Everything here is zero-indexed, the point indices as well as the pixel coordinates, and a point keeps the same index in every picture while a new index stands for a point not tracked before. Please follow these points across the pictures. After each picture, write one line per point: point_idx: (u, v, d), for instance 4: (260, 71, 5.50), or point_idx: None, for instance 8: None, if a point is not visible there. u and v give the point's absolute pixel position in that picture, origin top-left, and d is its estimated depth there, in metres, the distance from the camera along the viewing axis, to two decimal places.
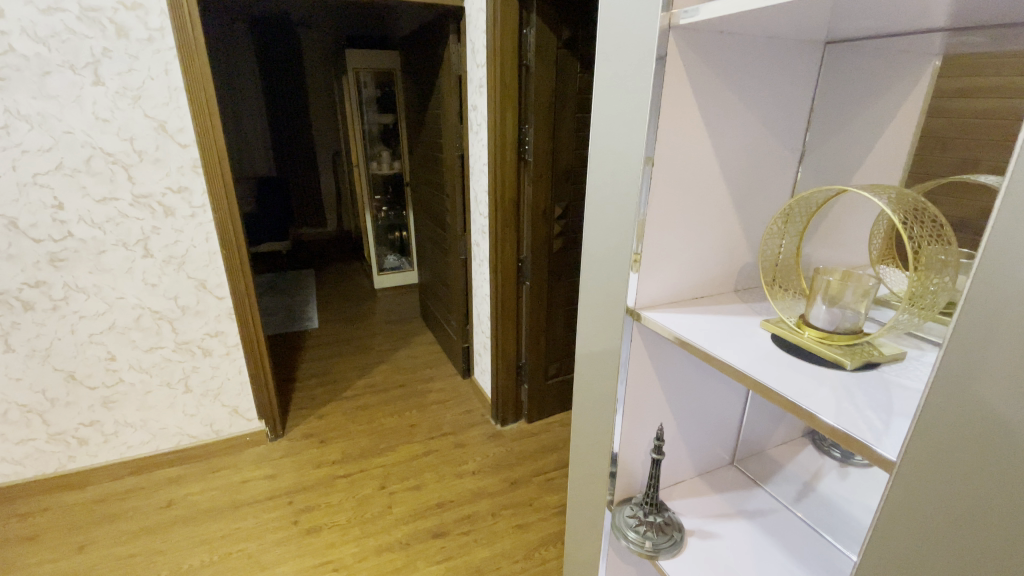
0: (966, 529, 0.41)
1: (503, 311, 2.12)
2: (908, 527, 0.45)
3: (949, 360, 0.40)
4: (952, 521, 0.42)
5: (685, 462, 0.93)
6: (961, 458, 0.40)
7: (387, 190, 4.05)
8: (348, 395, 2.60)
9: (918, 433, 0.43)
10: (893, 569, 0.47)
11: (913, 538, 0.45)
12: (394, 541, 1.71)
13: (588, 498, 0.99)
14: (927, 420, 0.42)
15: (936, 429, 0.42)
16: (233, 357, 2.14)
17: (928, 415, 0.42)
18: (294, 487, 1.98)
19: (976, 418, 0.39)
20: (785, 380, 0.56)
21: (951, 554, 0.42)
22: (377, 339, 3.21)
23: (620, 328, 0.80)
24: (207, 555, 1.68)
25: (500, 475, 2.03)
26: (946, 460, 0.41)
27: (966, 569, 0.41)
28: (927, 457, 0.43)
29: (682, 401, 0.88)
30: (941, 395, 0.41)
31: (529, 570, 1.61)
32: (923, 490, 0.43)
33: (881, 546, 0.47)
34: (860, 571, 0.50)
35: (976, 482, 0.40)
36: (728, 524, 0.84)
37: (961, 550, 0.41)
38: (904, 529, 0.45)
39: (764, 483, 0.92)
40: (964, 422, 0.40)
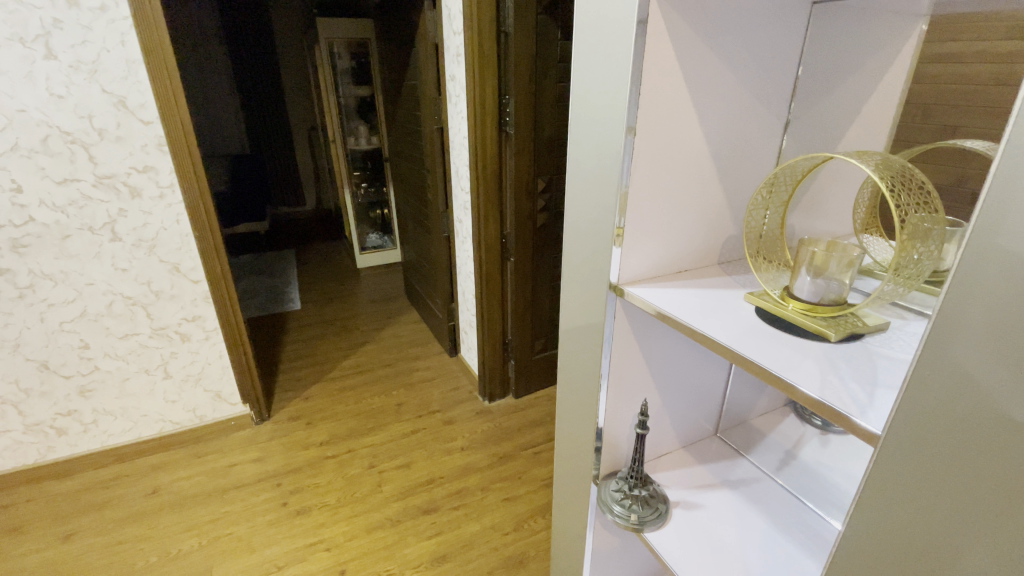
0: (950, 500, 0.41)
1: (487, 287, 2.10)
2: (893, 496, 0.44)
3: (936, 332, 0.39)
4: (936, 490, 0.41)
5: (669, 434, 0.93)
6: (948, 433, 0.40)
7: (365, 166, 3.94)
8: (334, 375, 2.58)
9: (904, 406, 0.42)
10: (877, 536, 0.47)
11: (897, 507, 0.44)
12: (386, 519, 1.73)
13: (574, 474, 0.99)
14: (913, 394, 0.41)
15: (923, 403, 0.41)
16: (213, 341, 2.09)
17: (913, 389, 0.41)
18: (283, 469, 1.97)
19: (961, 392, 0.38)
20: (770, 354, 0.55)
21: (935, 525, 0.42)
22: (362, 319, 3.17)
23: (604, 304, 0.79)
24: (197, 539, 1.67)
25: (488, 451, 2.04)
26: (931, 433, 0.41)
27: (948, 534, 0.42)
28: (912, 429, 0.42)
29: (666, 376, 0.87)
30: (926, 366, 0.40)
31: (518, 541, 1.64)
32: (910, 462, 0.43)
33: (865, 518, 0.47)
34: (844, 539, 0.50)
35: (962, 455, 0.39)
36: (711, 494, 0.85)
37: (944, 518, 0.42)
38: (890, 502, 0.45)
39: (747, 453, 0.93)
40: (949, 396, 0.39)
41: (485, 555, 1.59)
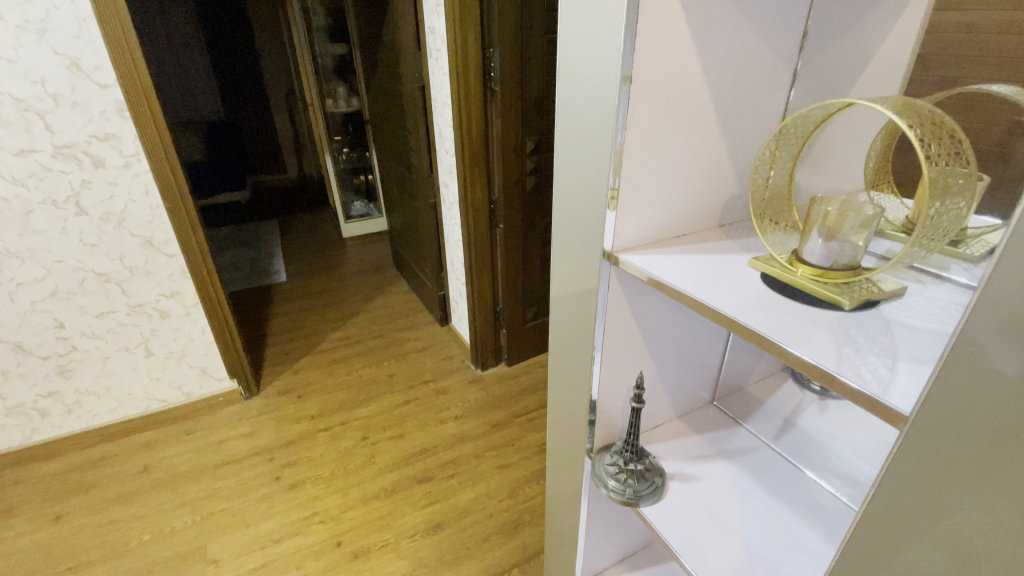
0: (977, 501, 0.37)
1: (476, 255, 2.04)
2: (912, 494, 0.40)
3: (979, 315, 0.34)
4: (963, 491, 0.37)
5: (665, 404, 0.90)
6: (984, 432, 0.35)
7: (347, 130, 3.78)
8: (324, 347, 2.54)
9: (932, 400, 0.37)
10: (891, 534, 0.43)
11: (916, 506, 0.40)
12: (380, 489, 1.72)
13: (566, 447, 0.96)
14: (943, 387, 0.36)
15: (954, 396, 0.36)
16: (194, 317, 2.03)
17: (943, 381, 0.36)
18: (275, 444, 1.95)
19: (1000, 386, 0.34)
20: (778, 325, 0.50)
21: (958, 527, 0.38)
22: (350, 290, 3.10)
23: (597, 273, 0.73)
24: (190, 516, 1.65)
25: (481, 419, 2.03)
26: (960, 430, 0.36)
27: (973, 536, 0.38)
28: (938, 424, 0.37)
29: (662, 346, 0.83)
30: (960, 356, 0.35)
31: (513, 507, 1.65)
32: (933, 459, 0.38)
33: (875, 513, 0.43)
34: (854, 535, 0.46)
35: (995, 453, 0.35)
36: (709, 465, 0.82)
37: (970, 521, 0.37)
38: (907, 501, 0.41)
39: (745, 421, 0.90)
40: (986, 389, 0.34)
41: (481, 522, 1.60)
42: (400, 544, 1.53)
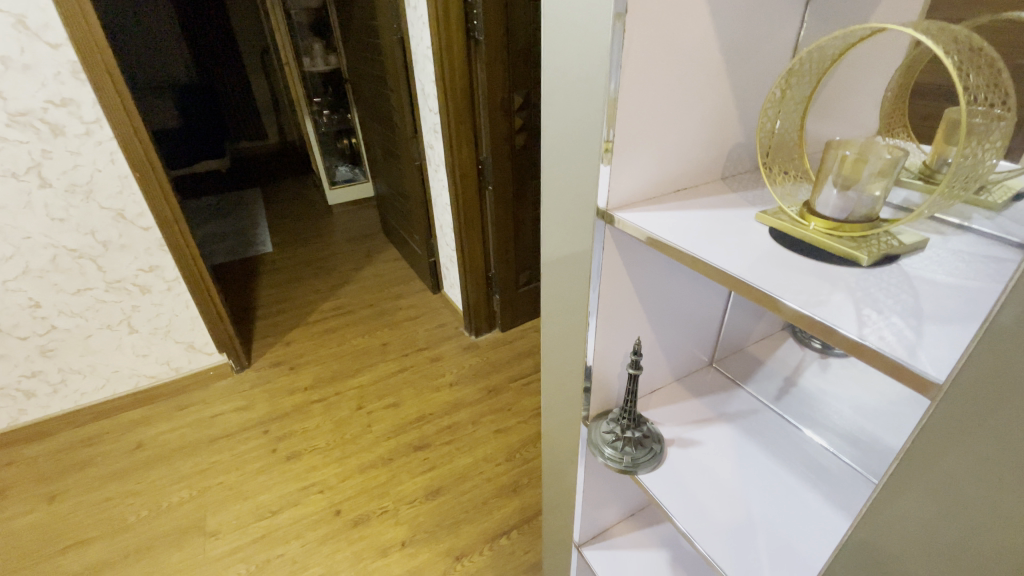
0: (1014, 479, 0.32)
1: (465, 219, 1.97)
2: (940, 469, 0.36)
3: None
4: (1001, 468, 0.33)
5: (663, 368, 0.86)
6: None
7: (326, 91, 3.59)
8: (314, 317, 2.47)
9: (972, 367, 0.32)
10: (913, 511, 0.39)
11: (942, 482, 0.36)
12: (377, 458, 1.71)
13: (561, 414, 0.93)
14: (986, 353, 0.31)
15: (998, 362, 0.31)
16: (176, 292, 1.96)
17: (982, 351, 0.32)
18: (269, 416, 1.92)
19: None
20: (793, 285, 0.45)
21: (1001, 516, 0.34)
22: (338, 259, 3.02)
23: (591, 234, 0.68)
24: (186, 490, 1.63)
25: (477, 385, 2.01)
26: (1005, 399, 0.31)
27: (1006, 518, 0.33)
28: (978, 394, 0.32)
29: (659, 308, 0.79)
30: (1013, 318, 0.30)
31: (511, 471, 1.65)
32: (970, 432, 0.34)
33: (903, 497, 0.39)
34: (871, 510, 0.42)
35: None
36: (709, 429, 0.79)
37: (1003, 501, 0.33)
38: (938, 484, 0.36)
39: (745, 382, 0.87)
40: None
41: (479, 487, 1.61)
42: (400, 511, 1.54)
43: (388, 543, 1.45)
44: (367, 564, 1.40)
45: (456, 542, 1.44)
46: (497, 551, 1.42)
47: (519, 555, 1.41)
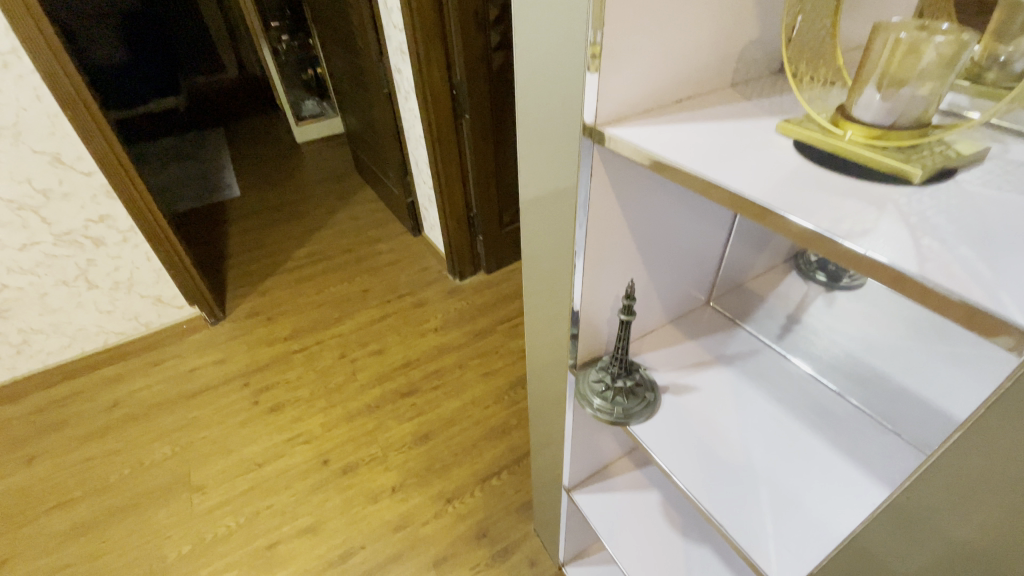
0: None
1: (442, 154, 1.81)
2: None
3: None
4: None
5: (658, 310, 0.78)
6: None
7: (283, 13, 3.22)
8: (289, 265, 2.34)
9: None
10: (983, 480, 0.32)
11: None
12: (363, 406, 1.65)
13: (546, 364, 0.86)
14: None
15: None
16: (133, 243, 1.82)
17: None
18: (247, 368, 1.83)
19: None
20: (829, 211, 0.35)
21: None
22: (312, 204, 2.83)
23: (577, 158, 0.57)
24: (168, 447, 1.58)
25: (463, 329, 1.92)
26: None
27: None
28: None
29: (656, 244, 0.70)
30: None
31: (501, 414, 1.60)
32: None
33: (969, 465, 0.32)
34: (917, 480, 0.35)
35: None
36: (707, 372, 0.72)
37: None
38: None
39: (745, 321, 0.80)
40: None
41: (468, 430, 1.56)
42: (389, 457, 1.49)
43: (378, 489, 1.41)
44: (357, 510, 1.37)
45: (447, 485, 1.42)
46: (488, 492, 1.40)
47: (509, 495, 1.39)
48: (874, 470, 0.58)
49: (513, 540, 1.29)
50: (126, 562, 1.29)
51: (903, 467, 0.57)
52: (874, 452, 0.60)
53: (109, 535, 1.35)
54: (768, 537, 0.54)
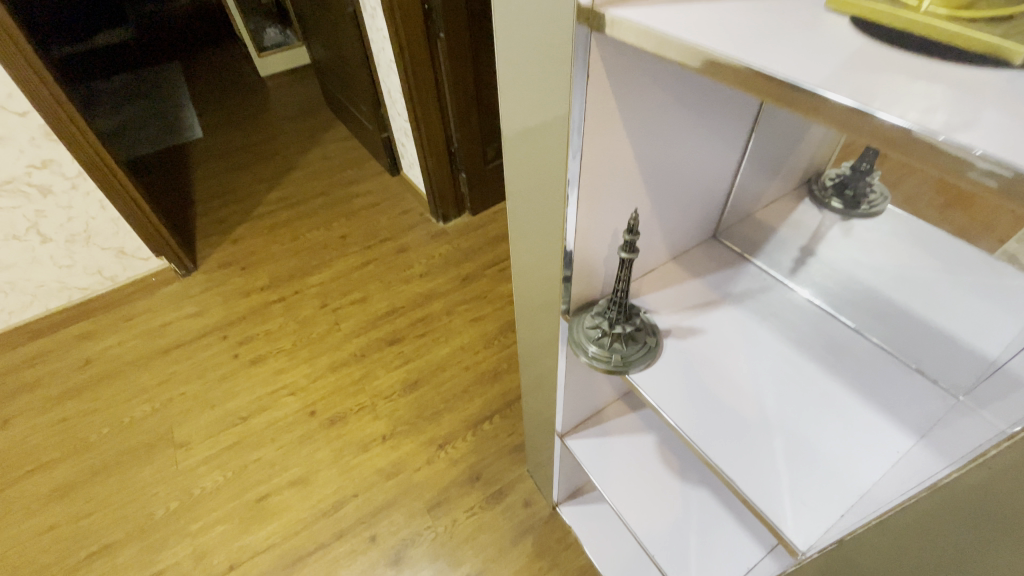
0: None
1: (416, 81, 1.64)
2: None
3: None
4: None
5: (660, 246, 0.70)
6: None
7: None
8: (261, 211, 2.19)
9: None
10: None
11: None
12: (348, 355, 1.58)
13: (534, 311, 0.78)
14: None
15: None
16: (85, 191, 1.67)
17: None
18: (224, 320, 1.74)
19: None
20: (909, 99, 0.27)
21: None
22: (282, 144, 2.63)
23: (569, 58, 0.46)
24: (147, 404, 1.52)
25: (450, 274, 1.82)
26: None
27: None
28: None
29: (660, 170, 0.61)
30: None
31: (492, 359, 1.55)
32: None
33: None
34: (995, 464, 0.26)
35: None
36: (714, 313, 0.65)
37: None
38: None
39: (754, 255, 0.73)
40: None
41: (459, 376, 1.51)
42: (378, 406, 1.45)
43: (368, 438, 1.38)
44: (348, 460, 1.34)
45: (439, 432, 1.39)
46: (480, 436, 1.37)
47: (502, 438, 1.37)
48: (897, 414, 0.53)
49: (507, 483, 1.28)
50: (115, 520, 1.27)
51: (927, 413, 0.53)
52: (896, 395, 0.55)
53: (94, 495, 1.32)
54: (782, 489, 0.49)
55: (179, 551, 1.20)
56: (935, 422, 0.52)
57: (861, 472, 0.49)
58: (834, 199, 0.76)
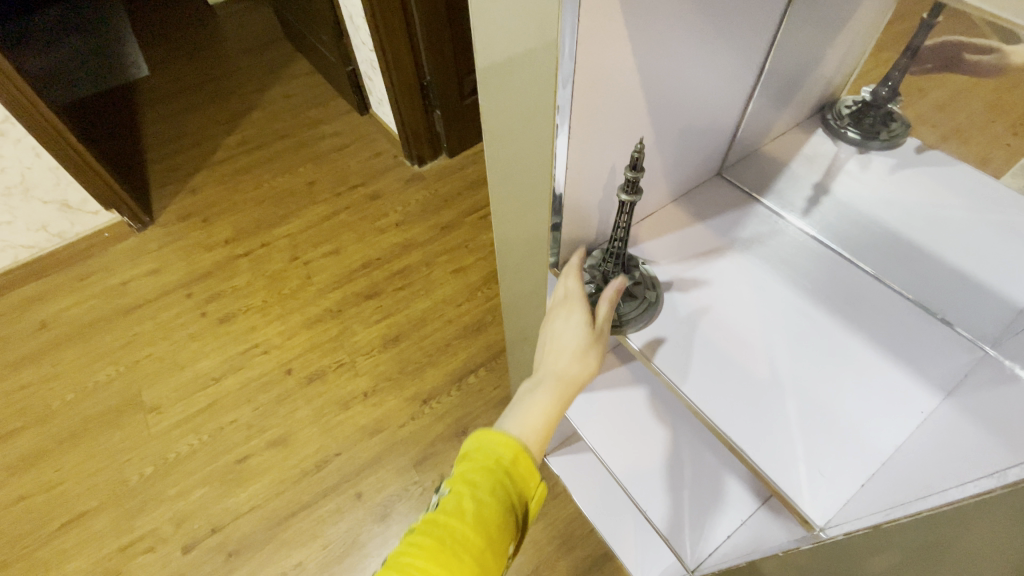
0: None
1: (380, 3, 1.45)
2: None
3: None
4: None
5: (659, 187, 0.62)
6: None
7: None
8: (220, 157, 2.01)
9: None
10: None
11: None
12: (324, 312, 1.50)
13: (516, 264, 0.70)
14: None
15: None
16: (14, 138, 1.48)
17: None
18: (188, 277, 1.63)
19: None
20: None
21: None
22: (238, 81, 2.39)
23: None
24: (112, 368, 1.43)
25: (428, 223, 1.71)
26: None
27: None
28: None
29: (665, 96, 0.51)
30: None
31: (475, 311, 1.48)
32: None
33: None
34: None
35: None
36: (719, 261, 0.59)
37: None
38: None
39: (763, 196, 0.65)
40: None
41: (441, 329, 1.45)
42: (358, 363, 1.39)
43: (348, 396, 1.33)
44: (329, 419, 1.29)
45: (422, 387, 1.34)
46: (465, 390, 1.33)
47: (487, 391, 1.33)
48: (920, 369, 0.48)
49: None
50: (87, 488, 1.22)
51: (954, 367, 0.48)
52: (919, 348, 0.50)
53: (63, 463, 1.27)
54: (797, 460, 0.45)
55: (159, 517, 1.17)
56: (960, 378, 0.47)
57: (882, 436, 0.45)
58: (850, 129, 0.67)
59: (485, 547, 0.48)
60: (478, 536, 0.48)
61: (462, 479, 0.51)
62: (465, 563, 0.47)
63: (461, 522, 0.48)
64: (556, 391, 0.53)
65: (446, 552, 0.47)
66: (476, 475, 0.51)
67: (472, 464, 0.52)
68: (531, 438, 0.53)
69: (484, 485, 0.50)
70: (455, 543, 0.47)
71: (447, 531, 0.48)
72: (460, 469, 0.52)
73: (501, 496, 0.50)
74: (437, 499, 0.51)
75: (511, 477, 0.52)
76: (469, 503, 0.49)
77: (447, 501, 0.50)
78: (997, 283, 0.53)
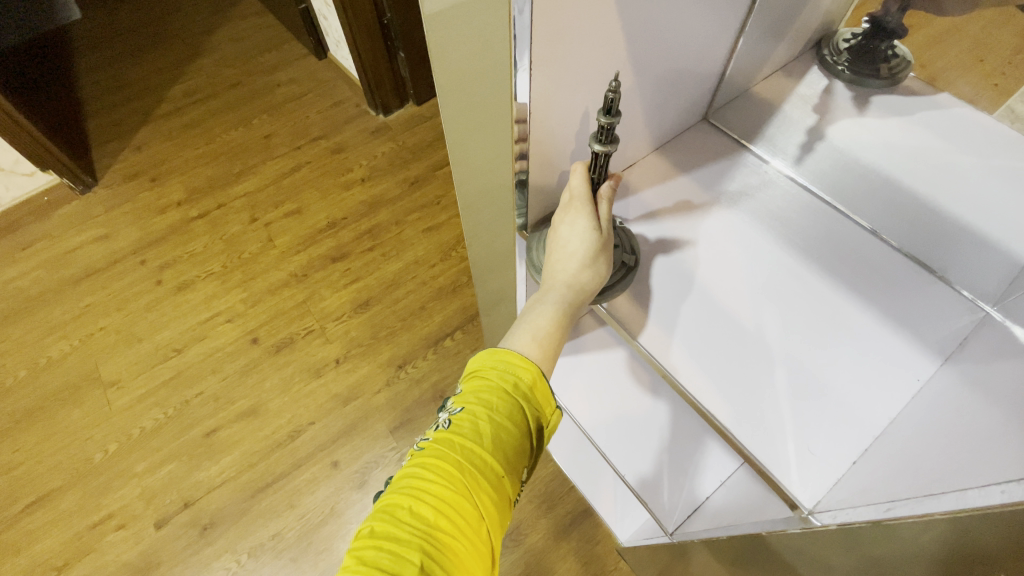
0: None
1: None
2: None
3: None
4: None
5: (639, 136, 0.55)
6: None
7: None
8: (165, 110, 1.84)
9: None
10: None
11: None
12: (289, 276, 1.42)
13: (478, 225, 0.63)
14: None
15: None
16: None
17: None
18: (140, 242, 1.52)
19: None
20: None
21: None
22: (181, 23, 2.16)
23: None
24: (65, 342, 1.35)
25: (396, 178, 1.61)
26: None
27: None
28: None
29: (643, 29, 0.44)
30: None
31: (449, 272, 1.42)
32: None
33: None
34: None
35: None
36: (704, 220, 0.53)
37: None
38: None
39: (752, 144, 0.59)
40: None
41: (414, 292, 1.39)
42: (328, 329, 1.33)
43: (320, 363, 1.28)
44: (300, 387, 1.25)
45: (397, 351, 1.30)
46: (442, 354, 1.30)
47: (464, 355, 1.29)
48: (918, 333, 0.45)
49: None
50: (49, 468, 1.17)
51: (952, 330, 0.45)
52: (918, 310, 0.46)
53: (20, 444, 1.20)
54: (787, 437, 0.42)
55: (128, 494, 1.13)
56: (959, 343, 0.44)
57: (877, 409, 0.41)
58: (852, 69, 0.60)
59: (505, 472, 0.42)
60: (498, 461, 0.41)
61: (476, 398, 0.43)
62: (486, 489, 0.40)
63: (479, 447, 0.41)
64: (568, 300, 0.47)
65: (465, 478, 0.40)
66: (492, 395, 0.43)
67: (485, 382, 0.44)
68: (545, 352, 0.46)
69: (502, 406, 0.43)
70: (475, 468, 0.40)
71: (465, 455, 0.40)
72: (474, 387, 0.44)
73: (520, 419, 0.43)
74: (447, 418, 0.43)
75: (531, 400, 0.44)
76: (487, 426, 0.41)
77: (461, 422, 0.42)
78: (999, 236, 0.49)
